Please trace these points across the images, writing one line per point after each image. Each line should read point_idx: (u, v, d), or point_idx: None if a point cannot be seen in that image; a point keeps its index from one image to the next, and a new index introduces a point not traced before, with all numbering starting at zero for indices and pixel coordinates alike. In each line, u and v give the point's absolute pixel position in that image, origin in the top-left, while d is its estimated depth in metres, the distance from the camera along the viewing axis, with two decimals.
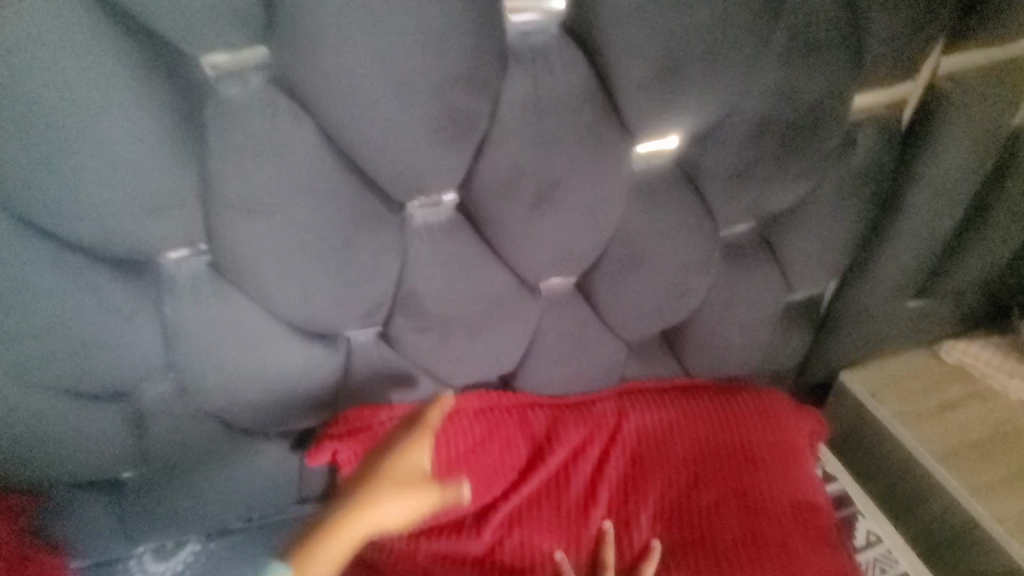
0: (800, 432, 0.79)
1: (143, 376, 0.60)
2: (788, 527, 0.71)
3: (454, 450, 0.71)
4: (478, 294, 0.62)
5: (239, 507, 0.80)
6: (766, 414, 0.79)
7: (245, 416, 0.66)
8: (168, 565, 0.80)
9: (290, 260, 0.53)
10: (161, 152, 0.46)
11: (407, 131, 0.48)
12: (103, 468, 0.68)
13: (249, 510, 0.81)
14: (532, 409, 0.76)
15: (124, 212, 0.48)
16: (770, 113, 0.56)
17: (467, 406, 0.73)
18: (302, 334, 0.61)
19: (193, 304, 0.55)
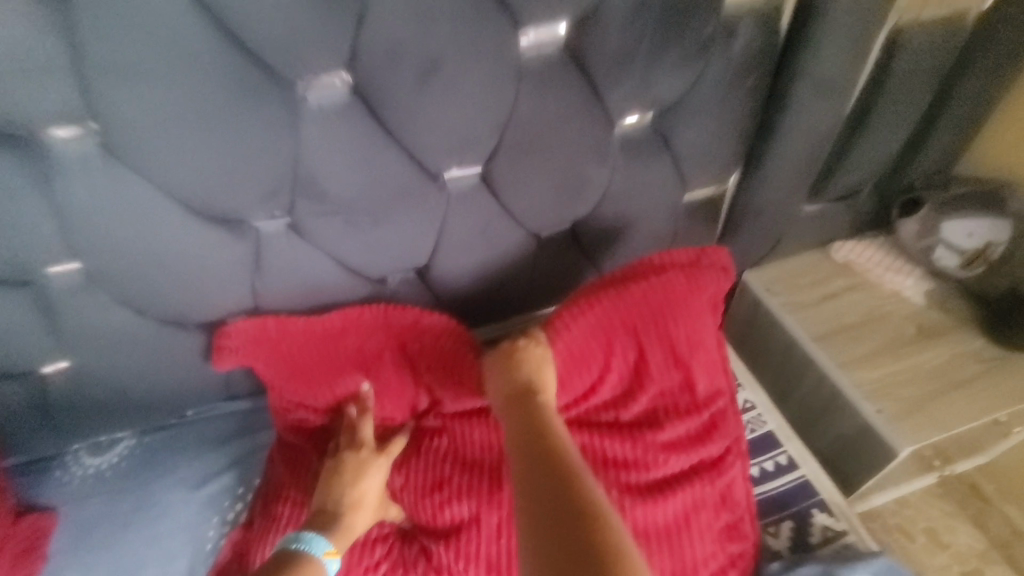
0: (701, 298, 0.79)
1: (43, 261, 0.61)
2: (682, 421, 0.75)
3: (353, 359, 0.76)
4: (379, 180, 0.65)
5: (168, 403, 0.84)
6: (687, 312, 0.77)
7: (159, 302, 0.69)
8: (102, 458, 0.84)
9: (180, 137, 0.55)
10: (25, 13, 0.45)
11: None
12: (19, 356, 0.70)
13: (179, 405, 0.86)
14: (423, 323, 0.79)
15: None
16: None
17: (364, 319, 0.77)
18: (204, 220, 0.63)
19: (83, 184, 0.56)
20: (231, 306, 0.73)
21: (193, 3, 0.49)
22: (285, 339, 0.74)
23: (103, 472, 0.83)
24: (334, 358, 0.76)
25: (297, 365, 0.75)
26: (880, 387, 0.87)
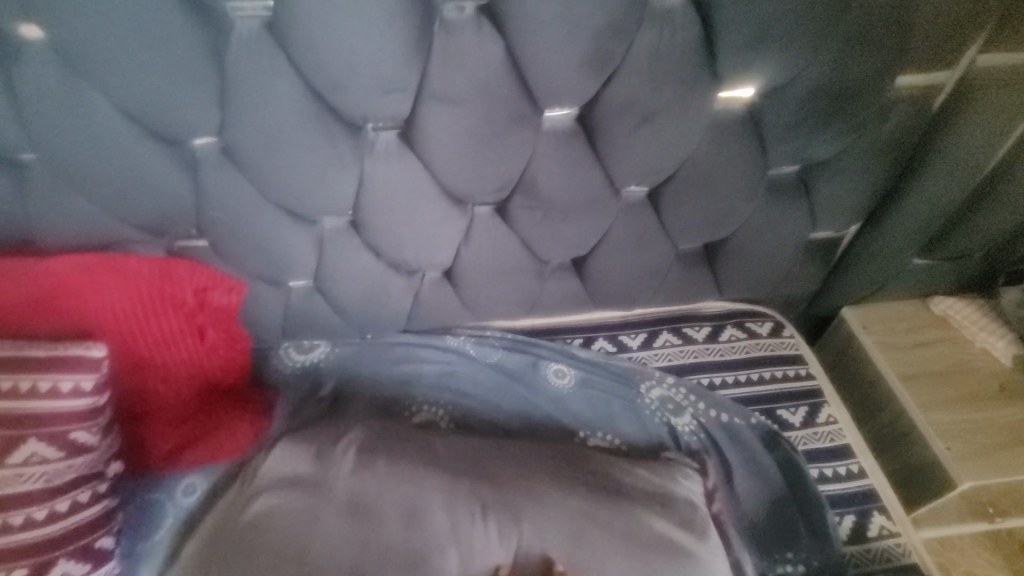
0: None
1: (332, 210, 0.86)
2: None
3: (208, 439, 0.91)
4: (578, 189, 0.84)
5: (357, 325, 1.10)
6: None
7: (393, 250, 0.93)
8: (309, 356, 1.11)
9: (460, 142, 0.76)
10: (400, 53, 0.66)
11: (564, 57, 0.68)
12: (285, 273, 0.95)
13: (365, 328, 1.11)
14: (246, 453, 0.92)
15: (366, 89, 0.70)
16: (818, 87, 0.75)
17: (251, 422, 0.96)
18: (445, 198, 0.85)
19: (384, 163, 0.79)
20: (436, 262, 0.96)
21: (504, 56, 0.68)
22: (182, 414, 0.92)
23: (308, 367, 1.10)
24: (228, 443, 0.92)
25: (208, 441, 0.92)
26: (953, 430, 0.99)
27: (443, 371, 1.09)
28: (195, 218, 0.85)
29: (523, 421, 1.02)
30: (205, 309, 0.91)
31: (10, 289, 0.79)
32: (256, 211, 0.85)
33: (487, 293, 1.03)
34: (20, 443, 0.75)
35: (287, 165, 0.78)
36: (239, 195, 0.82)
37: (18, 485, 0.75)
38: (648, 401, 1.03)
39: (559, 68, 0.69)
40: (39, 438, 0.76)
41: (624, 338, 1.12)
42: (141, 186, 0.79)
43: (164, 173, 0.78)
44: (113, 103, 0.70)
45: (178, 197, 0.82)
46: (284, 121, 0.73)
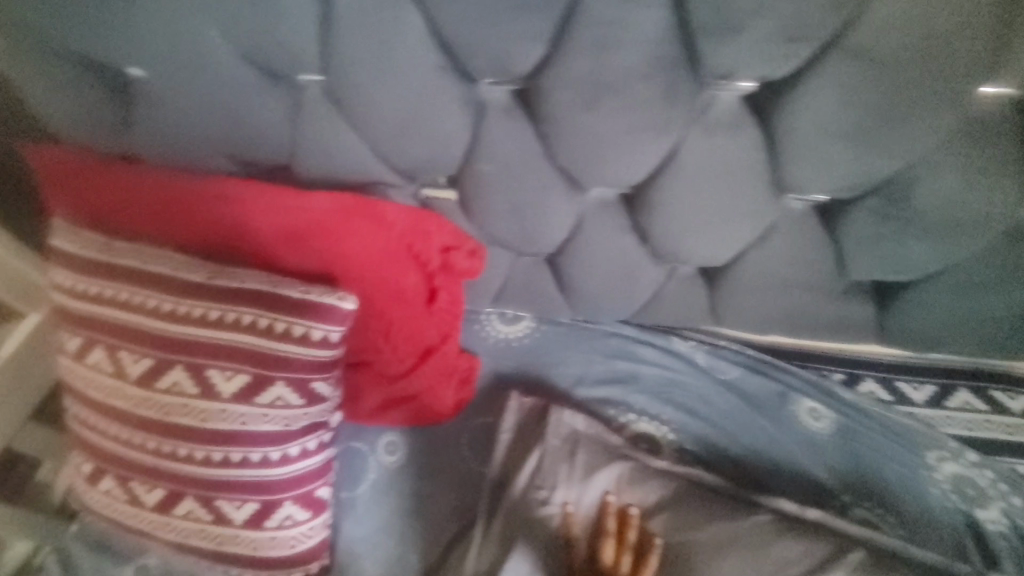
0: None
1: (611, 183, 0.70)
2: None
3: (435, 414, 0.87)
4: (965, 203, 0.62)
5: (574, 309, 0.97)
6: None
7: (664, 238, 0.76)
8: (512, 329, 1.02)
9: (842, 121, 0.57)
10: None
11: None
12: (528, 243, 0.83)
13: (579, 313, 0.98)
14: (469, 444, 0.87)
15: (761, 39, 0.53)
16: None
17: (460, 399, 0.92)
18: (767, 189, 0.66)
19: (714, 137, 0.61)
20: (706, 258, 0.78)
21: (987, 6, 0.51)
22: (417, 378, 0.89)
23: (511, 340, 1.01)
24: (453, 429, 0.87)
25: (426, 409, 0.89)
26: None
27: (665, 380, 0.93)
28: (455, 170, 0.74)
29: (766, 465, 0.84)
30: (446, 272, 0.81)
31: (268, 218, 0.76)
32: (523, 172, 0.71)
33: (751, 305, 0.85)
34: (269, 384, 0.72)
35: (596, 126, 0.62)
36: (519, 153, 0.68)
37: (260, 425, 0.73)
38: (939, 479, 0.81)
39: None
40: (283, 382, 0.72)
41: (903, 387, 0.89)
42: (418, 128, 0.68)
43: (447, 116, 0.66)
44: (429, 23, 0.57)
45: (451, 147, 0.70)
46: (622, 73, 0.56)
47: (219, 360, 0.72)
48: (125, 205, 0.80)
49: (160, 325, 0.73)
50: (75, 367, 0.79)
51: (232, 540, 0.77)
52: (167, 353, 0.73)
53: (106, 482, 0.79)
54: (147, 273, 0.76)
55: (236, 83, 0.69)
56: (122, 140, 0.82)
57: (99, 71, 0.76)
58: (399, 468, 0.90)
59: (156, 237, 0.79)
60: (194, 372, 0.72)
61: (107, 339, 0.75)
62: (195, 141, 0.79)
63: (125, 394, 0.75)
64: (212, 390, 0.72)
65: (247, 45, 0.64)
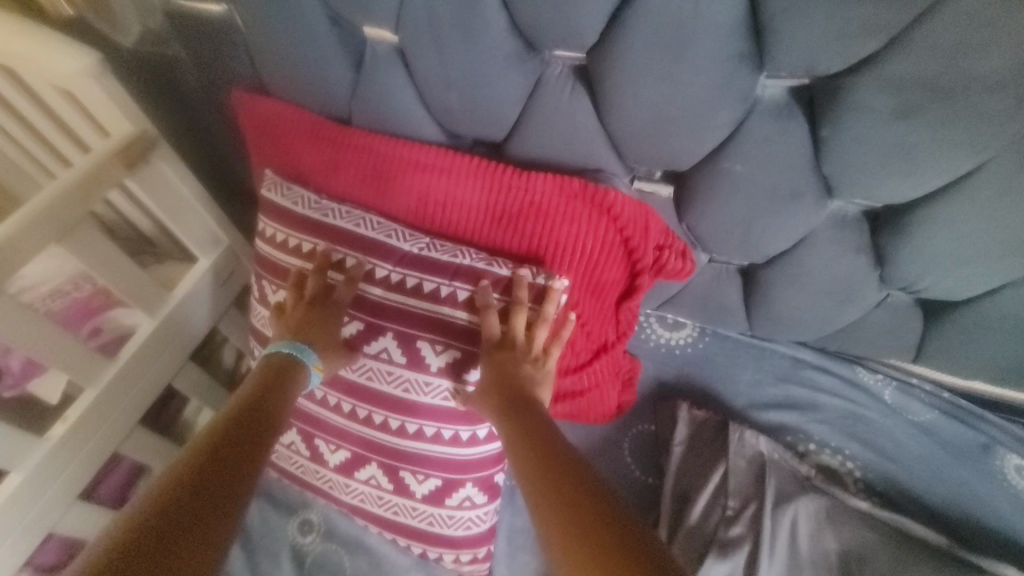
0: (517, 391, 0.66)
1: (871, 199, 0.64)
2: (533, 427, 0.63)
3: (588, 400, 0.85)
4: None
5: (751, 322, 0.92)
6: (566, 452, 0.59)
7: (903, 263, 0.70)
8: (674, 335, 0.98)
9: None
10: None
11: None
12: (736, 250, 0.79)
13: (755, 327, 0.92)
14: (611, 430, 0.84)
15: None
16: None
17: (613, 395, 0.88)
18: None
19: None
20: (943, 291, 0.72)
21: None
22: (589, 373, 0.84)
23: (674, 347, 0.97)
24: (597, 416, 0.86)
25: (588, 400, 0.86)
26: None
27: (847, 412, 0.88)
28: (692, 166, 0.70)
29: (964, 519, 0.79)
30: (653, 271, 0.77)
31: (479, 195, 0.75)
32: (775, 177, 0.66)
33: (976, 345, 0.77)
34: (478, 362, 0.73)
35: (898, 137, 0.56)
36: (780, 157, 0.64)
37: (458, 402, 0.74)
38: None
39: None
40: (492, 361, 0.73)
41: None
42: (678, 119, 0.64)
43: (718, 109, 0.61)
44: (750, 8, 0.52)
45: (704, 141, 0.66)
46: (967, 88, 0.50)
47: (429, 333, 0.73)
48: (339, 166, 0.82)
49: (373, 291, 0.75)
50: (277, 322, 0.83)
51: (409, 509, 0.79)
52: (378, 319, 0.75)
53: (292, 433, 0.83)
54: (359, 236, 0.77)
55: (487, 53, 0.67)
56: (344, 102, 0.84)
57: (337, 25, 0.74)
58: None
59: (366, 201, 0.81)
60: (401, 342, 0.74)
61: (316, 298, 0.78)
62: (418, 110, 0.80)
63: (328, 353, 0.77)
64: (416, 360, 0.74)
65: (521, 16, 0.61)
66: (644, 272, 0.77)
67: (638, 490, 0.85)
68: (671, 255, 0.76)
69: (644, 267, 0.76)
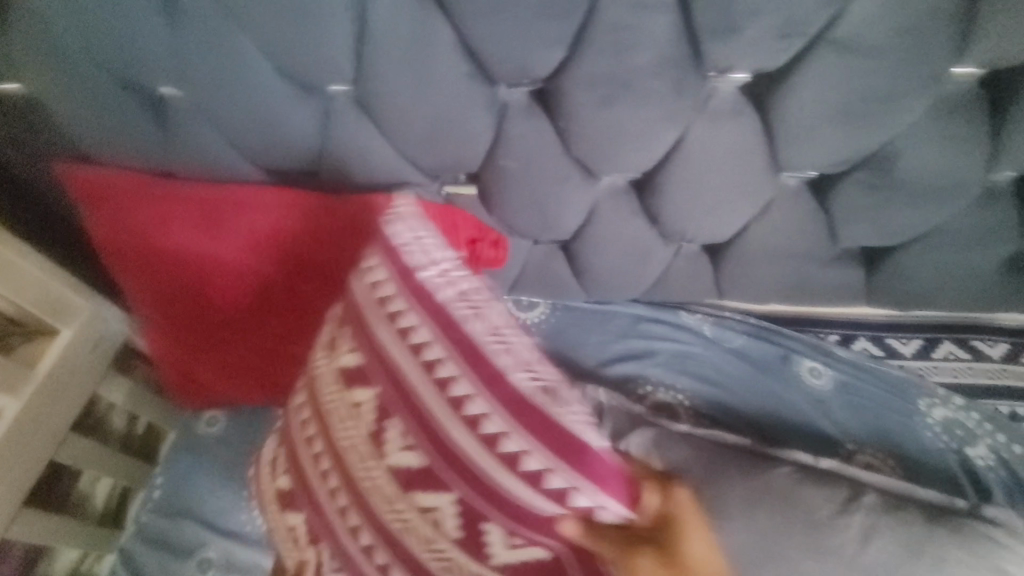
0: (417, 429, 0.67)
1: (624, 171, 0.76)
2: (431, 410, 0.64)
3: None
4: (943, 172, 0.69)
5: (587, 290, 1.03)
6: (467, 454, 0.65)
7: (673, 218, 0.82)
8: (529, 315, 1.08)
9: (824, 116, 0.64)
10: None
11: None
12: (545, 231, 0.89)
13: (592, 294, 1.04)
14: None
15: (761, 40, 0.57)
16: None
17: None
18: (770, 171, 0.73)
19: (719, 123, 0.67)
20: (710, 236, 0.85)
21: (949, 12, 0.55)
22: None
23: (530, 326, 1.07)
24: None
25: None
26: None
27: (677, 352, 1.01)
28: (481, 166, 0.80)
29: (775, 419, 0.93)
30: (472, 263, 0.86)
31: (305, 222, 0.83)
32: (543, 164, 0.76)
33: (754, 274, 0.91)
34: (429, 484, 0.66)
35: (611, 120, 0.67)
36: (538, 147, 0.74)
37: None
38: (930, 422, 0.89)
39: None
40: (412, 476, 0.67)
41: (891, 342, 0.97)
42: (447, 128, 0.73)
43: (475, 115, 0.71)
44: (458, 34, 0.62)
45: (476, 144, 0.75)
46: (633, 73, 0.61)
47: (383, 440, 0.68)
48: (172, 217, 0.86)
49: (464, 438, 0.63)
50: (323, 363, 0.75)
51: (307, 550, 0.78)
52: (448, 477, 0.64)
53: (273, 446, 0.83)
54: (402, 353, 0.67)
55: (269, 95, 0.74)
56: (162, 160, 0.88)
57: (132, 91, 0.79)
58: None
59: (204, 244, 0.86)
60: (403, 485, 0.67)
61: (405, 411, 0.67)
62: (231, 156, 0.85)
63: (334, 391, 0.73)
64: (343, 459, 0.71)
65: (282, 62, 0.69)
66: (462, 266, 0.88)
67: None
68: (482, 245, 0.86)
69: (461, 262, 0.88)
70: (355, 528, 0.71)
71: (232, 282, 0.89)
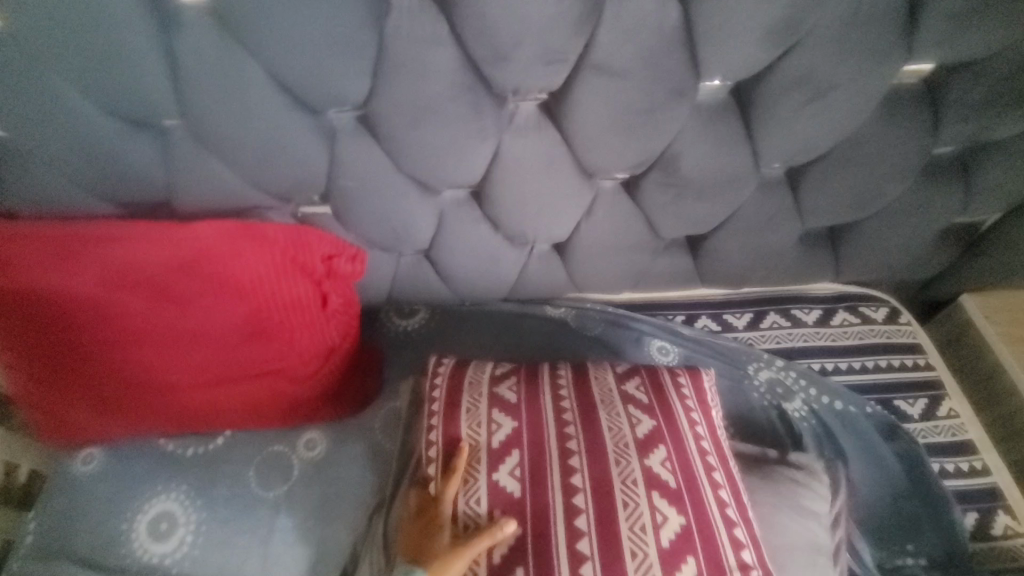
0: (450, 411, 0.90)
1: (455, 183, 0.83)
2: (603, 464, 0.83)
3: (325, 391, 1.01)
4: (720, 167, 0.80)
5: (459, 294, 1.10)
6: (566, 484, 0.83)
7: (513, 222, 0.90)
8: (409, 322, 1.13)
9: (606, 127, 0.74)
10: (569, 27, 0.62)
11: (752, 28, 0.64)
12: (401, 242, 0.94)
13: (465, 297, 1.11)
14: (340, 396, 1.03)
15: (531, 66, 0.65)
16: (1002, 51, 0.70)
17: (349, 384, 1.04)
18: (582, 175, 0.82)
19: (523, 136, 0.76)
20: (550, 236, 0.94)
21: (681, 37, 0.65)
22: (320, 371, 0.99)
23: (410, 332, 1.12)
24: (331, 398, 1.02)
25: (330, 390, 1.02)
26: None
27: (544, 342, 1.09)
28: (325, 188, 0.85)
29: None
30: (332, 276, 0.93)
31: (158, 250, 0.85)
32: (378, 180, 0.82)
33: (599, 267, 1.01)
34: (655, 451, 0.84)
35: (426, 139, 0.74)
36: (371, 166, 0.80)
37: None
38: (756, 384, 1.01)
39: (745, 35, 0.65)
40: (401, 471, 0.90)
41: (728, 317, 1.10)
42: (280, 154, 0.78)
43: (304, 141, 0.76)
44: (267, 69, 0.68)
45: (312, 167, 0.80)
46: (430, 98, 0.69)
47: (649, 450, 0.84)
48: (26, 258, 0.85)
49: (698, 464, 0.84)
50: (605, 376, 0.95)
51: (489, 430, 0.88)
52: (681, 501, 0.80)
53: (480, 399, 0.91)
54: (682, 418, 0.89)
55: (99, 131, 0.76)
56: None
57: None
58: (319, 460, 1.00)
59: (68, 282, 0.86)
60: (647, 480, 0.82)
61: (671, 440, 0.86)
62: (74, 193, 0.85)
63: (604, 403, 0.90)
64: (598, 442, 0.85)
65: (106, 100, 0.72)
66: (322, 282, 0.93)
67: (387, 459, 1.00)
68: (340, 261, 0.92)
69: (320, 279, 0.93)
70: (509, 473, 0.84)
71: (95, 316, 0.89)
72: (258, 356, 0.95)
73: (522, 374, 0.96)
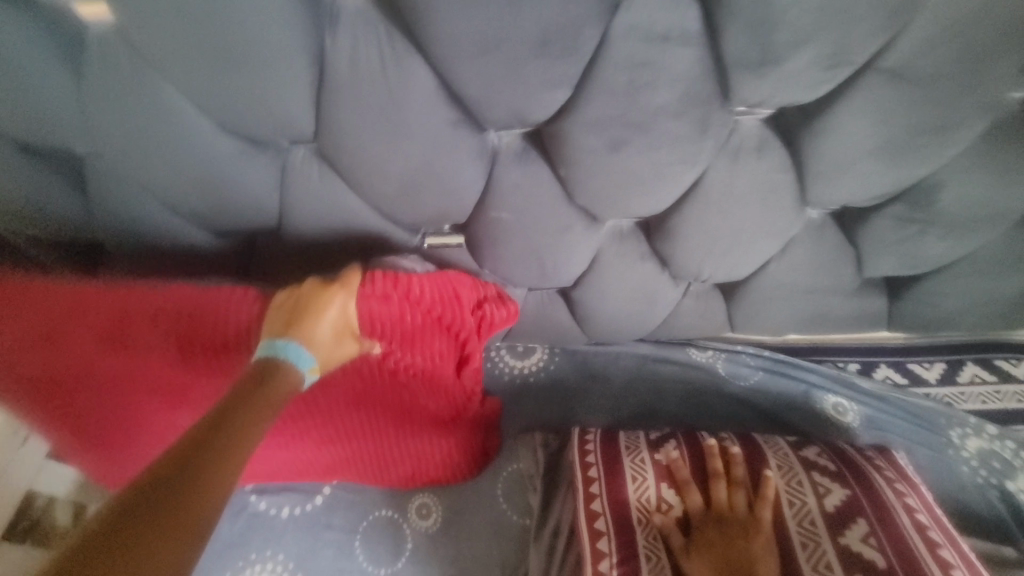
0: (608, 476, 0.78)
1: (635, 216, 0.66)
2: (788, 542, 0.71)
3: (451, 452, 0.85)
4: (989, 200, 0.62)
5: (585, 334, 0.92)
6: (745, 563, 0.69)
7: (688, 261, 0.73)
8: (525, 363, 0.96)
9: (864, 151, 0.57)
10: (873, 19, 0.46)
11: None
12: (546, 282, 0.78)
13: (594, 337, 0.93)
14: (468, 455, 0.86)
15: (798, 72, 0.50)
16: None
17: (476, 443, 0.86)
18: (798, 208, 0.65)
19: (745, 160, 0.59)
20: (727, 276, 0.76)
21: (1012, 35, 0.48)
22: (447, 431, 0.83)
23: (527, 375, 0.96)
24: (456, 459, 0.86)
25: (456, 452, 0.85)
26: None
27: (689, 388, 0.92)
28: (469, 220, 0.69)
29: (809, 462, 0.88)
30: (480, 331, 0.75)
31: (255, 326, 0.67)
32: (541, 213, 0.66)
33: (773, 312, 0.84)
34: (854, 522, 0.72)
35: (623, 165, 0.58)
36: (538, 195, 0.64)
37: None
38: (964, 455, 0.85)
39: None
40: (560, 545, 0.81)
41: (914, 368, 0.90)
42: (431, 182, 0.63)
43: (461, 166, 0.61)
44: (441, 78, 0.53)
45: (464, 198, 0.65)
46: (650, 114, 0.53)
47: (845, 528, 0.71)
48: (99, 334, 0.69)
49: (917, 547, 0.69)
50: (779, 443, 0.81)
51: (660, 509, 0.76)
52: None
53: (644, 465, 0.79)
54: (887, 491, 0.75)
55: (214, 152, 0.63)
56: (84, 226, 0.74)
57: (46, 155, 0.67)
58: (434, 530, 0.86)
59: (153, 365, 0.70)
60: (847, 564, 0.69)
61: (877, 518, 0.72)
62: (174, 222, 0.72)
63: (782, 471, 0.77)
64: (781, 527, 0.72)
65: (230, 114, 0.58)
66: (471, 330, 0.73)
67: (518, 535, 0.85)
68: (487, 305, 0.74)
69: (467, 330, 0.74)
70: (687, 551, 0.71)
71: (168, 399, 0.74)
72: (385, 416, 0.80)
73: (680, 434, 0.83)
